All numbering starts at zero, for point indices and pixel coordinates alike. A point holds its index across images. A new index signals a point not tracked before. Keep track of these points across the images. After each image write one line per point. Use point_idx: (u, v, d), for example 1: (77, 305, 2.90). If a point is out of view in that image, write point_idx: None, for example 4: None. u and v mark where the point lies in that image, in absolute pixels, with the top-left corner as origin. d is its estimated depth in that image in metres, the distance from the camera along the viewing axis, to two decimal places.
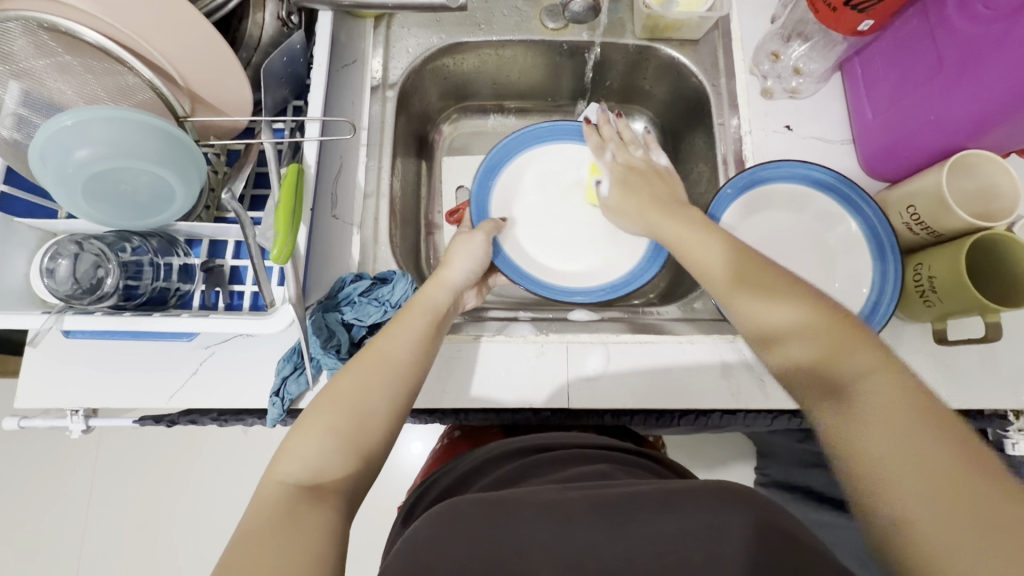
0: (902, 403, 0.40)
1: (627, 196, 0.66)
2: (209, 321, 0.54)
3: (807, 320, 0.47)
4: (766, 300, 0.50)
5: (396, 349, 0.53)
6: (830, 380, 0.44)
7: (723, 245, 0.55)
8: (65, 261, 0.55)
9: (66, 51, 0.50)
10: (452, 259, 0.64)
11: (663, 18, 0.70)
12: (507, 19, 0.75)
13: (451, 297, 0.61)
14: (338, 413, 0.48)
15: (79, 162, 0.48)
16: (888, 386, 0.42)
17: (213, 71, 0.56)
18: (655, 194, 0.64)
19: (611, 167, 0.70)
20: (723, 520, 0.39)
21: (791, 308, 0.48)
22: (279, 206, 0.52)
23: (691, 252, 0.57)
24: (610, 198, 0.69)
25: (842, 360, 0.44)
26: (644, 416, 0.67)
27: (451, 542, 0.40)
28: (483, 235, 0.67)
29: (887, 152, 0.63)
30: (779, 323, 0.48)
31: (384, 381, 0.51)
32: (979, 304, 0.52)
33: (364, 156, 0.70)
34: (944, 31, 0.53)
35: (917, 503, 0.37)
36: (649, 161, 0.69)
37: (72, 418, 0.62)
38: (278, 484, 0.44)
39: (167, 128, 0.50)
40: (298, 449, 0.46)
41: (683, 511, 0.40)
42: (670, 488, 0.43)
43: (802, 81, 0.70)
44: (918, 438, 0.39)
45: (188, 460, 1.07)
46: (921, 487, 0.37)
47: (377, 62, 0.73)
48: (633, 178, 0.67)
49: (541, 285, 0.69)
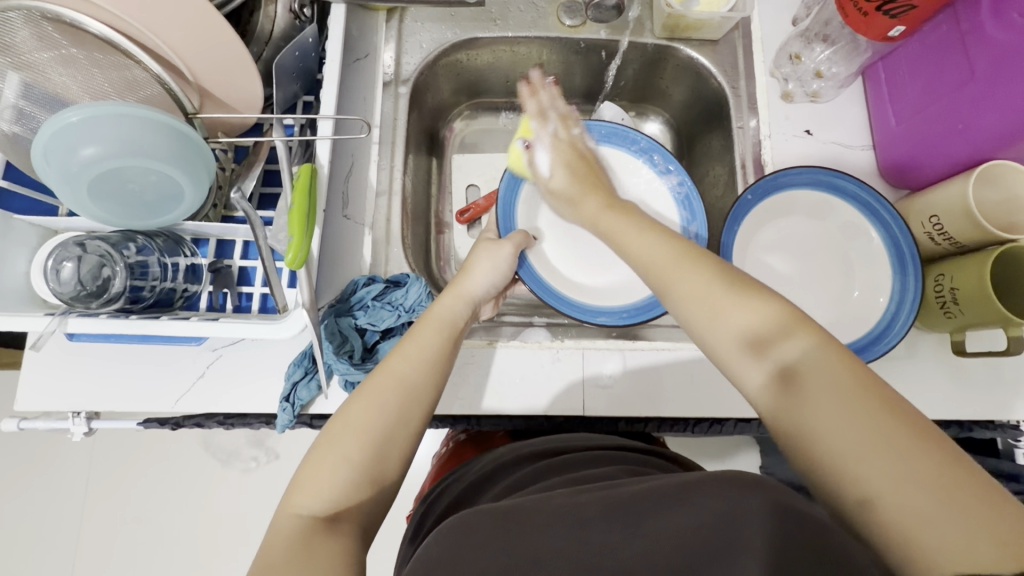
0: (852, 391, 0.40)
1: (576, 184, 0.62)
2: (218, 326, 0.52)
3: (744, 307, 0.46)
4: (709, 299, 0.48)
5: (414, 368, 0.52)
6: (782, 373, 0.43)
7: (657, 236, 0.54)
8: (70, 263, 0.53)
9: (71, 44, 0.48)
10: (473, 269, 0.63)
11: (684, 17, 0.69)
12: (523, 15, 0.73)
13: (468, 309, 0.60)
14: (350, 443, 0.47)
15: (85, 161, 0.46)
16: (841, 372, 0.41)
17: (225, 69, 0.54)
18: (600, 186, 0.62)
19: (554, 140, 0.65)
20: (745, 510, 0.34)
21: (731, 303, 0.47)
22: (293, 208, 0.50)
23: (626, 245, 0.55)
24: (553, 179, 0.64)
25: (794, 352, 0.43)
26: (658, 423, 0.66)
27: (468, 555, 0.37)
28: (511, 246, 0.65)
29: (911, 160, 0.63)
30: (725, 318, 0.47)
31: (403, 405, 0.50)
32: (1004, 317, 0.51)
33: (376, 154, 0.69)
34: (975, 39, 0.52)
35: (882, 491, 0.37)
36: (584, 143, 0.67)
37: (74, 420, 0.59)
38: (294, 517, 0.44)
39: (177, 126, 0.48)
40: (311, 480, 0.45)
41: (697, 502, 0.36)
42: (684, 481, 0.38)
43: (822, 85, 0.69)
44: (875, 425, 0.38)
45: (188, 456, 1.05)
46: (885, 474, 0.37)
47: (389, 57, 0.71)
48: (576, 164, 0.64)
49: (562, 300, 0.66)
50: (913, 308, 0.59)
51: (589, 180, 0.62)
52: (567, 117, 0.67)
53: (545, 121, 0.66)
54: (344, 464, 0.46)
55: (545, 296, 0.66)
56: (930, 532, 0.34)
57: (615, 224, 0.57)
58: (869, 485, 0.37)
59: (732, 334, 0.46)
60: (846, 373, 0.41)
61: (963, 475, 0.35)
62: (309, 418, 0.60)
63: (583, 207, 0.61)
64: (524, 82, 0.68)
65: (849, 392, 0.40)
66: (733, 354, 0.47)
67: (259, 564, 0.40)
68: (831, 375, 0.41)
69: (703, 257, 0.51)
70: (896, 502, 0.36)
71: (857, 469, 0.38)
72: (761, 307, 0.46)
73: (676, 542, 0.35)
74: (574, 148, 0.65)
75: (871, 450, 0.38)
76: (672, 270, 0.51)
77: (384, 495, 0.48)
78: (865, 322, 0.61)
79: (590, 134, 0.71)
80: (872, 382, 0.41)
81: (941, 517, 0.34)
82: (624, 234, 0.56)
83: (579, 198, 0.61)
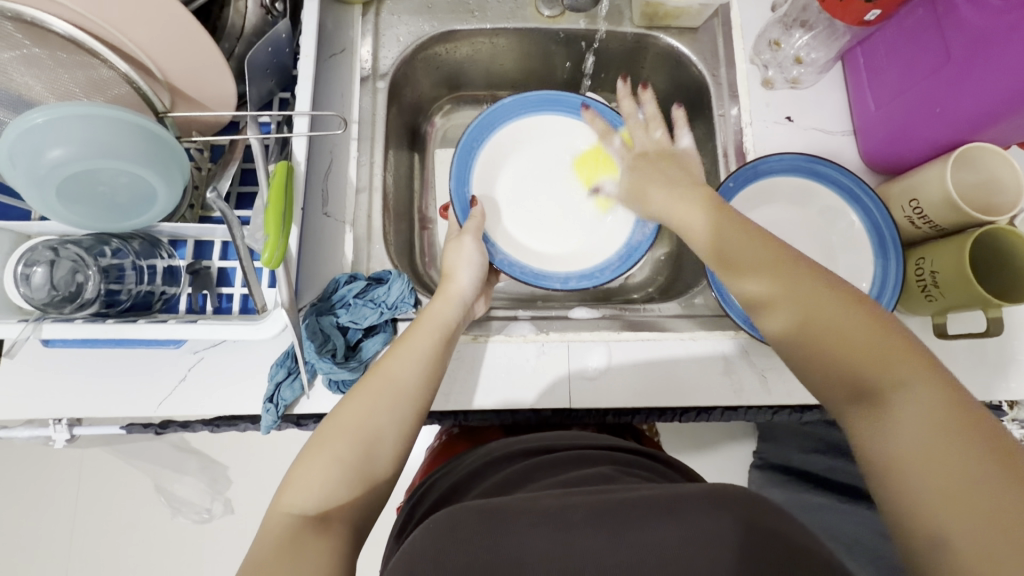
0: (893, 372, 0.40)
1: (637, 181, 0.63)
2: (197, 327, 0.51)
3: (767, 282, 0.47)
4: (741, 265, 0.49)
5: (404, 368, 0.52)
6: (855, 378, 0.42)
7: (737, 224, 0.51)
8: (41, 268, 0.52)
9: (32, 42, 0.47)
10: (453, 271, 0.63)
11: (664, 5, 0.68)
12: (501, 6, 0.72)
13: (459, 311, 0.60)
14: (342, 443, 0.46)
15: (51, 163, 0.45)
16: (932, 399, 0.38)
17: (196, 66, 0.53)
18: (666, 173, 0.60)
19: (624, 158, 0.67)
20: (723, 524, 0.35)
21: (760, 270, 0.48)
22: (268, 206, 0.49)
23: (696, 233, 0.54)
24: (623, 185, 0.67)
25: (792, 316, 0.45)
26: (646, 415, 0.66)
27: (453, 550, 0.36)
28: (472, 236, 0.65)
29: (891, 144, 0.63)
30: (789, 302, 0.46)
31: (394, 404, 0.50)
32: (983, 299, 0.52)
33: (355, 150, 0.68)
34: (952, 21, 0.52)
35: (959, 531, 0.33)
36: (665, 143, 0.65)
37: (55, 428, 0.59)
38: (284, 515, 0.43)
39: (145, 124, 0.47)
40: (303, 478, 0.45)
41: (684, 517, 0.36)
42: (671, 493, 0.39)
43: (802, 71, 0.69)
44: (963, 460, 0.35)
45: None
46: (961, 512, 0.34)
47: (366, 51, 0.70)
48: (642, 164, 0.64)
49: (531, 275, 0.66)
50: (895, 291, 0.59)
51: (648, 171, 0.62)
52: (643, 124, 0.66)
53: (646, 130, 0.65)
54: (336, 457, 0.46)
55: (523, 280, 0.65)
56: (946, 531, 0.34)
57: (691, 220, 0.55)
58: (948, 524, 0.34)
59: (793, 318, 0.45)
60: (939, 401, 0.38)
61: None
62: (295, 417, 0.60)
63: (652, 199, 0.60)
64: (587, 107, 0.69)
65: (936, 420, 0.37)
66: (794, 339, 0.46)
67: (250, 561, 0.40)
68: (863, 344, 0.42)
69: (787, 253, 0.48)
70: (973, 546, 0.33)
71: (939, 500, 0.35)
72: (815, 295, 0.45)
73: (660, 559, 0.35)
74: (636, 155, 0.65)
75: (952, 488, 0.35)
76: (751, 272, 0.48)
77: (375, 498, 0.47)
78: None
79: (531, 105, 0.71)
80: (971, 414, 0.37)
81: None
82: (688, 225, 0.55)
83: (646, 193, 0.61)
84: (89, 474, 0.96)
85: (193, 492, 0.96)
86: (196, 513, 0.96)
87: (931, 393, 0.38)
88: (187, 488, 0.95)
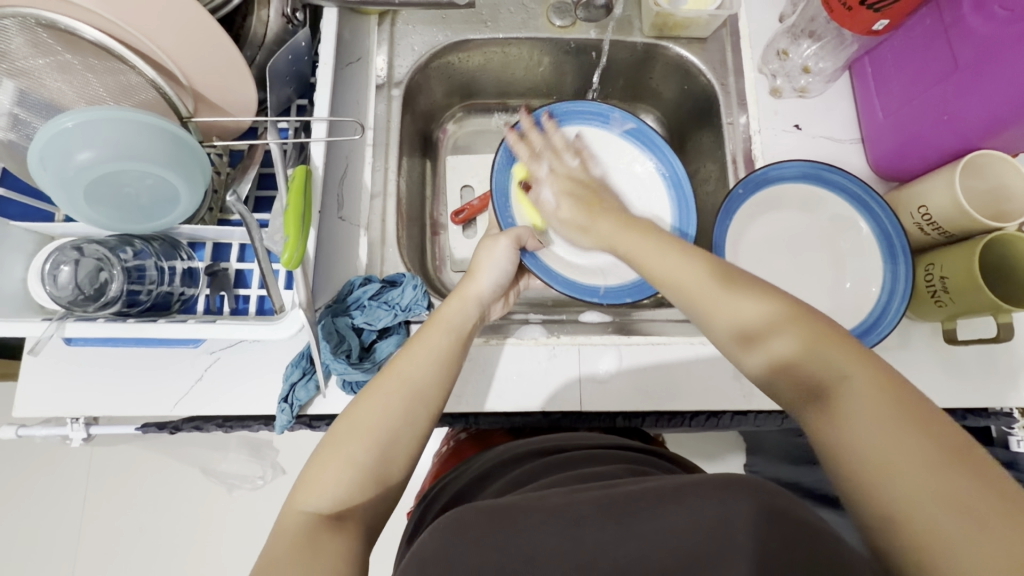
0: (870, 390, 0.42)
1: (579, 211, 0.62)
2: (217, 327, 0.51)
3: (751, 311, 0.49)
4: (728, 296, 0.50)
5: (420, 370, 0.52)
6: (801, 372, 0.45)
7: (684, 256, 0.54)
8: (67, 267, 0.54)
9: (65, 50, 0.49)
10: (477, 271, 0.62)
11: (672, 16, 0.70)
12: (513, 16, 0.74)
13: (477, 310, 0.60)
14: (354, 443, 0.47)
15: (80, 165, 0.46)
16: (859, 371, 0.43)
17: (220, 72, 0.54)
18: (603, 205, 0.63)
19: (551, 177, 0.66)
20: (738, 510, 0.35)
21: (747, 299, 0.49)
22: (289, 209, 0.50)
23: (653, 266, 0.55)
24: (562, 212, 0.64)
25: (787, 343, 0.46)
26: (655, 418, 0.66)
27: (464, 554, 0.36)
28: (507, 240, 0.64)
29: (899, 152, 0.64)
30: (737, 316, 0.49)
31: (410, 405, 0.50)
32: (994, 305, 0.52)
33: (370, 156, 0.69)
34: (958, 31, 0.53)
35: (897, 498, 0.37)
36: (584, 170, 0.68)
37: (72, 426, 0.60)
38: (300, 513, 0.44)
39: (171, 128, 0.48)
40: (317, 479, 0.45)
41: (690, 502, 0.36)
42: (675, 483, 0.39)
43: (810, 81, 0.70)
44: (902, 440, 0.39)
45: (165, 464, 1.02)
46: (898, 483, 0.37)
47: (382, 60, 0.72)
48: (579, 190, 0.64)
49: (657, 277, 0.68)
50: (904, 299, 0.60)
51: (591, 201, 0.63)
52: (559, 150, 0.68)
53: (539, 161, 0.67)
54: (349, 461, 0.46)
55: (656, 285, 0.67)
56: (941, 542, 0.35)
57: (638, 247, 0.57)
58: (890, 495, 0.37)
59: (743, 331, 0.49)
60: (864, 370, 0.43)
61: (990, 497, 0.35)
62: (308, 419, 0.61)
63: (599, 231, 0.61)
64: (512, 129, 0.68)
65: (868, 395, 0.42)
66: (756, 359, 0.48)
67: (264, 558, 0.41)
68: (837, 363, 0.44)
69: (736, 270, 0.52)
70: (915, 514, 0.36)
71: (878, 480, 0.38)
72: (763, 304, 0.48)
73: (669, 547, 0.35)
74: (569, 180, 0.65)
75: (899, 465, 0.38)
76: (704, 291, 0.51)
77: (389, 497, 0.48)
78: (858, 313, 0.62)
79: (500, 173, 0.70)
80: (889, 381, 0.42)
81: (952, 523, 0.35)
82: (647, 258, 0.56)
83: (587, 224, 0.62)
84: (102, 462, 1.02)
85: (237, 466, 0.95)
86: (236, 483, 0.98)
87: (871, 383, 0.42)
88: (231, 464, 0.95)
